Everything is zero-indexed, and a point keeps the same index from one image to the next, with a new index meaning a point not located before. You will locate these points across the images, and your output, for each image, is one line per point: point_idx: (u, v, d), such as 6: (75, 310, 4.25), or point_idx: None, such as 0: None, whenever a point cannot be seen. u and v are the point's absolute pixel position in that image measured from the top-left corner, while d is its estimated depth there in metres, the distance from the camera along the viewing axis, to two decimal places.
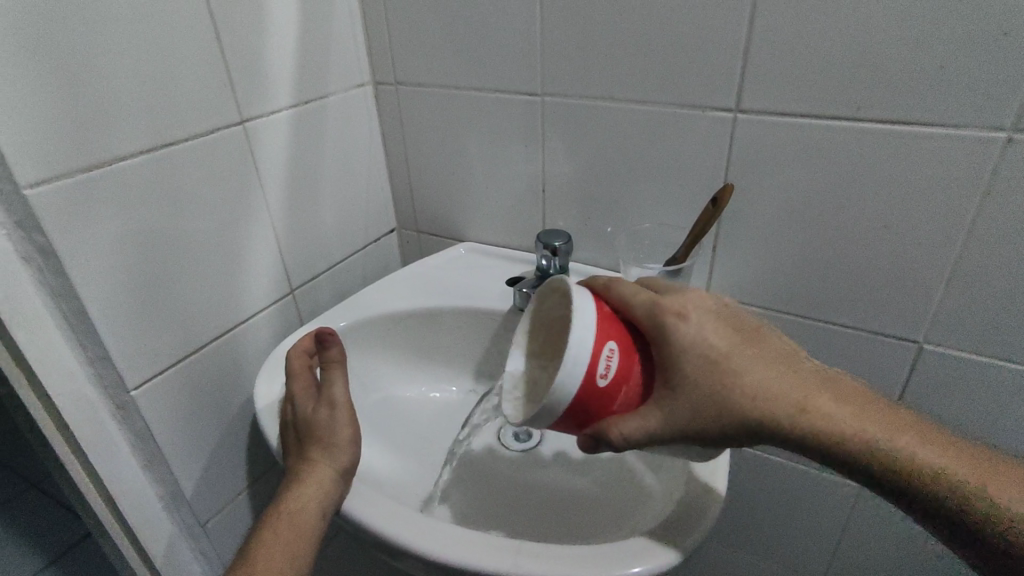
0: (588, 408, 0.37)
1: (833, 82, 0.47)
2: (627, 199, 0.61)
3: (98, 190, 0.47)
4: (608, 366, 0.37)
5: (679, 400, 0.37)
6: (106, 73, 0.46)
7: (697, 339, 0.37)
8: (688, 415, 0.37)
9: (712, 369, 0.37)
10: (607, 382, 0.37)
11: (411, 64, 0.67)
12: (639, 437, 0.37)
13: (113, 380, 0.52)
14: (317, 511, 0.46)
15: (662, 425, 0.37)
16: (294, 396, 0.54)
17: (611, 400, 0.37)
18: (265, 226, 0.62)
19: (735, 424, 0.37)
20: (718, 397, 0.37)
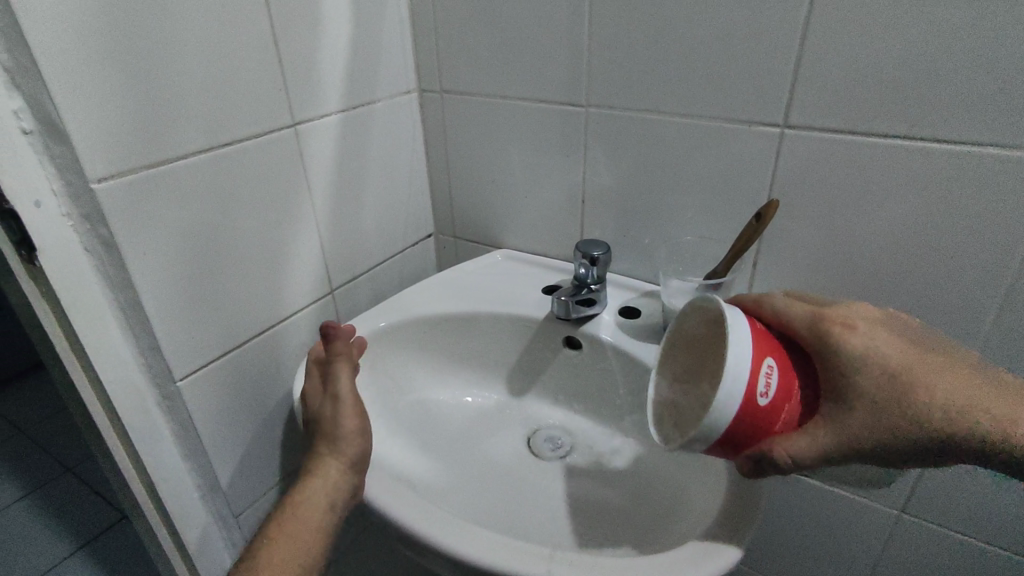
0: (751, 428, 0.36)
1: (884, 100, 0.47)
2: (668, 211, 0.61)
3: (158, 186, 0.49)
4: (768, 384, 0.36)
5: (857, 413, 0.37)
6: (172, 75, 0.48)
7: (868, 349, 0.37)
8: (863, 430, 0.37)
9: (889, 381, 0.37)
10: (769, 402, 0.36)
11: (458, 73, 0.68)
12: (813, 459, 0.36)
13: (162, 370, 0.54)
14: (321, 504, 0.47)
15: (838, 443, 0.36)
16: (307, 392, 0.54)
17: (773, 419, 0.36)
18: (310, 227, 0.64)
19: (908, 436, 0.37)
20: (894, 407, 0.37)
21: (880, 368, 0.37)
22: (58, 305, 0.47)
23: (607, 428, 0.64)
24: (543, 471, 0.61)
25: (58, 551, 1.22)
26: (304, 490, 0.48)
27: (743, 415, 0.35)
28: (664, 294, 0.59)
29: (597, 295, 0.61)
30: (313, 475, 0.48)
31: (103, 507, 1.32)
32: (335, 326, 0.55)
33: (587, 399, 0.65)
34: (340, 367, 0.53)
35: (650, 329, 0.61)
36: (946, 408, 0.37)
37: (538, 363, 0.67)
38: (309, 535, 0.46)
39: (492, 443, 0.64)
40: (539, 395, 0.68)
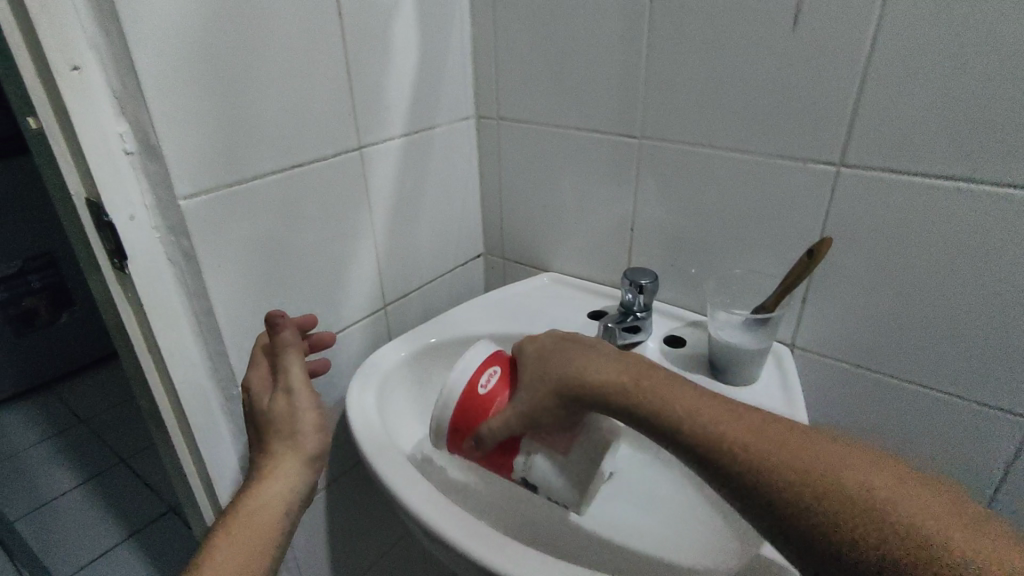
0: (462, 413, 0.46)
1: (946, 144, 0.47)
2: (718, 243, 0.62)
3: (235, 201, 0.52)
4: (488, 379, 0.46)
5: (524, 387, 0.44)
6: (255, 102, 0.51)
7: (537, 348, 0.47)
8: (540, 398, 0.43)
9: (544, 364, 0.45)
10: (486, 397, 0.46)
11: (516, 101, 0.71)
12: (499, 428, 0.44)
13: (227, 373, 0.57)
14: (283, 507, 0.48)
15: (519, 411, 0.43)
16: (248, 387, 0.52)
17: (487, 406, 0.45)
18: (368, 244, 0.67)
19: (578, 406, 0.42)
20: (541, 382, 0.44)
21: (546, 357, 0.46)
22: (140, 309, 0.51)
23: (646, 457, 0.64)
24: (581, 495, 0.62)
25: (108, 538, 1.28)
26: (265, 494, 0.47)
27: (461, 404, 0.46)
28: (712, 325, 0.59)
29: (641, 323, 0.62)
30: (269, 475, 0.48)
31: (152, 499, 1.38)
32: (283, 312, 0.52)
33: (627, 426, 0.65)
34: (293, 359, 0.52)
35: (694, 360, 0.62)
36: (604, 380, 0.42)
37: None
38: (263, 540, 0.45)
39: None
40: None
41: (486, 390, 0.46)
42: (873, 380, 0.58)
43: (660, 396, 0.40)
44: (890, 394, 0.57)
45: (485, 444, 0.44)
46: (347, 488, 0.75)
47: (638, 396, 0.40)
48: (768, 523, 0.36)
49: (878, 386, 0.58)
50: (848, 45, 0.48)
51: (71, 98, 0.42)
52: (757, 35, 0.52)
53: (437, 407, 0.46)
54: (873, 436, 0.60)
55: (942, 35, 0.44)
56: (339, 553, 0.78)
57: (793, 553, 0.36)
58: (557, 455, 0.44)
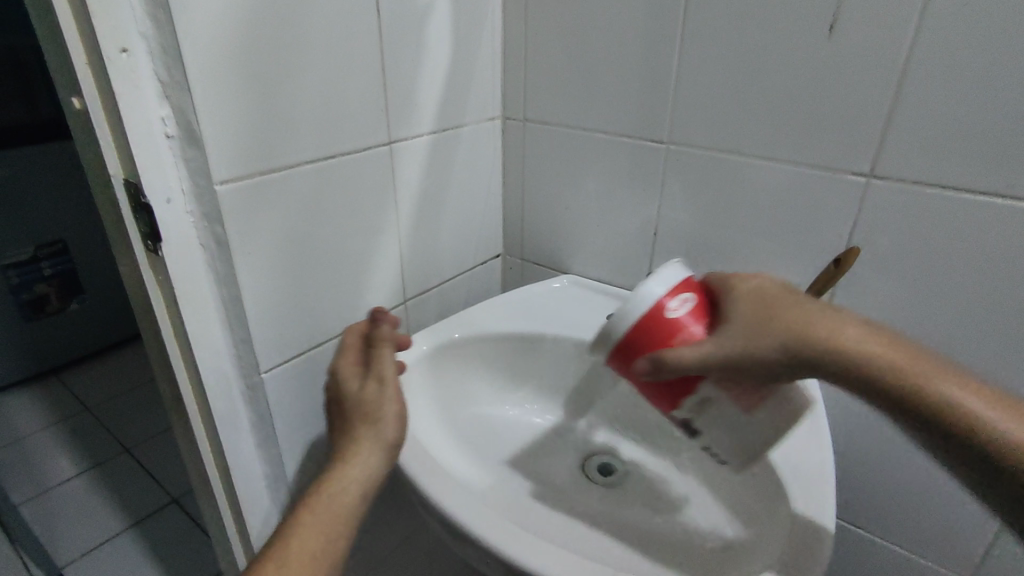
0: (644, 335, 0.43)
1: (978, 158, 0.47)
2: (742, 249, 0.62)
3: (269, 189, 0.53)
4: (679, 305, 0.43)
5: (730, 330, 0.41)
6: (293, 93, 0.52)
7: (746, 292, 0.43)
8: (759, 348, 0.40)
9: (757, 312, 0.41)
10: (674, 321, 0.43)
11: (543, 103, 0.71)
12: (693, 365, 0.40)
13: (251, 361, 0.58)
14: (357, 494, 0.45)
15: (724, 355, 0.40)
16: (340, 372, 0.52)
17: (668, 331, 0.42)
18: (393, 239, 0.67)
19: (795, 366, 0.39)
20: (755, 330, 0.41)
21: (765, 304, 0.42)
22: (170, 293, 0.51)
23: (662, 460, 0.64)
24: (595, 496, 0.61)
25: (112, 525, 1.28)
26: (343, 479, 0.45)
27: (645, 322, 0.43)
28: None
29: None
30: (351, 457, 0.46)
31: (155, 490, 1.37)
32: (396, 316, 0.55)
33: (644, 430, 0.65)
34: (387, 352, 0.52)
35: None
36: (838, 348, 0.39)
37: (596, 389, 0.68)
38: (340, 525, 0.43)
39: (546, 462, 0.65)
40: (595, 421, 0.69)
41: (674, 315, 0.42)
42: None
43: (877, 351, 0.39)
44: None
45: (668, 375, 0.41)
46: None
47: (867, 362, 0.39)
48: (961, 470, 0.37)
49: None
50: (881, 58, 0.49)
51: (118, 82, 0.42)
52: (792, 44, 0.53)
53: (613, 318, 0.44)
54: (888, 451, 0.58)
55: (978, 49, 0.45)
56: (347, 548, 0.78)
57: (986, 497, 0.37)
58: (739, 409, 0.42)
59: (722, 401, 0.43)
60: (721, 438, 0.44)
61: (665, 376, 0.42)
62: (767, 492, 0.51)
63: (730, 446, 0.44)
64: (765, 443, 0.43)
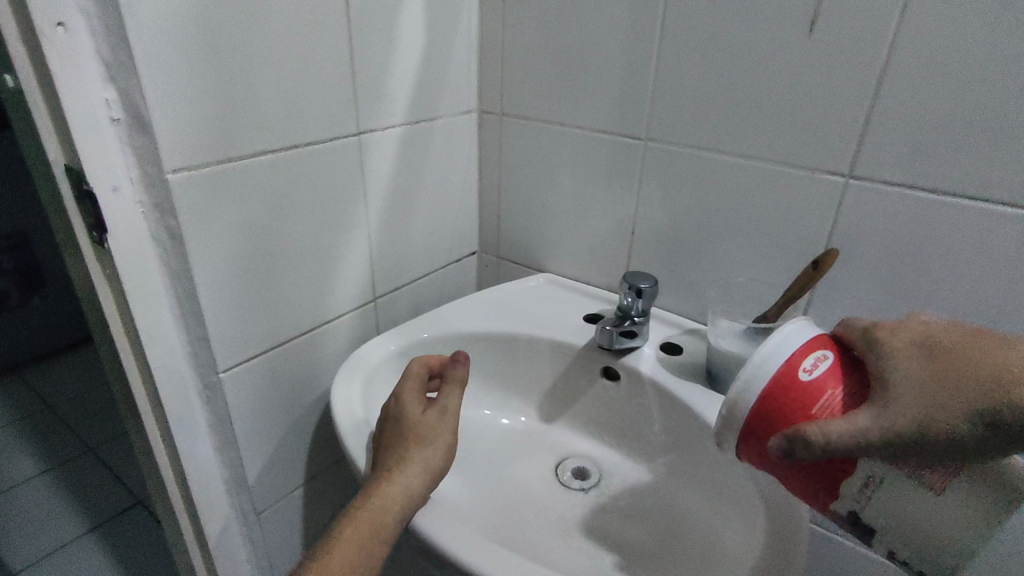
0: (775, 410, 0.36)
1: (957, 158, 0.46)
2: (720, 249, 0.61)
3: (227, 179, 0.50)
4: (815, 365, 0.36)
5: (895, 401, 0.32)
6: (252, 78, 0.49)
7: (908, 348, 0.34)
8: (943, 420, 0.31)
9: (933, 373, 0.33)
10: (812, 385, 0.35)
11: (520, 97, 0.70)
12: (846, 445, 0.32)
13: (208, 360, 0.55)
14: (398, 516, 0.43)
15: (892, 431, 0.31)
16: (403, 393, 0.52)
17: (807, 398, 0.35)
18: (362, 234, 0.65)
19: (982, 435, 0.31)
20: (934, 395, 0.32)
21: (928, 359, 0.34)
22: (119, 287, 0.48)
23: (637, 464, 0.62)
24: (568, 501, 0.60)
25: (73, 528, 1.24)
26: (383, 498, 0.43)
27: (773, 392, 0.36)
28: (711, 334, 0.58)
29: (638, 329, 0.60)
30: (396, 471, 0.45)
31: (118, 492, 1.33)
32: (467, 355, 0.56)
33: (620, 434, 0.64)
34: (456, 388, 0.53)
35: (691, 367, 0.60)
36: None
37: (571, 391, 0.66)
38: (376, 545, 0.42)
39: (519, 466, 0.63)
40: (570, 424, 0.67)
41: (809, 377, 0.35)
42: None
43: None
44: None
45: (815, 458, 0.33)
46: (326, 485, 0.73)
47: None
48: None
49: None
50: (861, 56, 0.48)
51: (54, 57, 0.40)
52: (772, 40, 0.51)
53: (736, 392, 0.37)
54: None
55: (957, 48, 0.44)
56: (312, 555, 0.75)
57: None
58: (926, 489, 0.33)
59: (895, 480, 0.33)
60: (900, 527, 0.35)
61: (807, 458, 0.33)
62: (743, 499, 0.50)
63: (915, 534, 0.35)
64: (964, 526, 0.33)
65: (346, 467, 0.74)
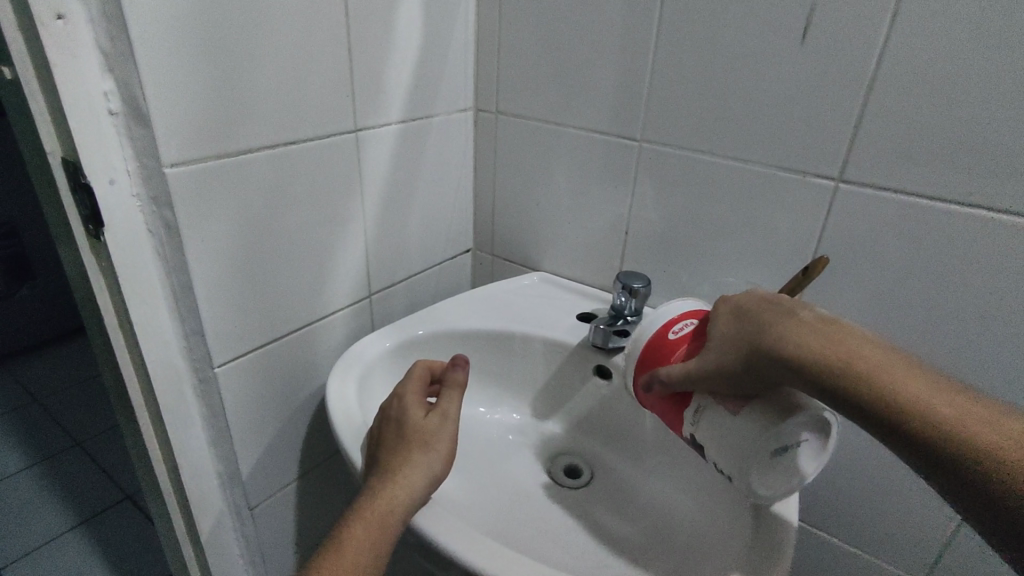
0: (649, 358, 0.46)
1: (946, 165, 0.47)
2: (713, 250, 0.62)
3: (224, 174, 0.50)
4: (683, 327, 0.45)
5: (711, 347, 0.41)
6: (250, 73, 0.50)
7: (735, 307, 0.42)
8: (726, 360, 0.39)
9: (739, 325, 0.40)
10: (677, 342, 0.45)
11: (515, 96, 0.70)
12: (678, 381, 0.42)
13: (202, 354, 0.55)
14: (402, 518, 0.44)
15: (699, 367, 0.41)
16: (404, 394, 0.53)
17: (671, 351, 0.45)
18: (357, 230, 0.65)
19: (757, 373, 0.38)
20: (733, 340, 0.40)
21: (736, 314, 0.41)
22: (114, 279, 0.48)
23: (627, 463, 0.63)
24: (560, 498, 0.60)
25: (61, 523, 1.23)
26: (387, 501, 0.44)
27: (650, 344, 0.46)
28: None
29: (631, 328, 0.61)
30: (402, 474, 0.45)
31: (106, 486, 1.32)
32: (466, 359, 0.56)
33: (611, 432, 0.64)
34: (456, 393, 0.53)
35: None
36: (800, 354, 0.36)
37: (563, 389, 0.67)
38: (379, 546, 0.43)
39: (511, 463, 0.64)
40: (563, 422, 0.68)
41: (677, 335, 0.45)
42: None
43: (830, 350, 0.36)
44: None
45: (661, 389, 0.44)
46: (318, 481, 0.73)
47: (828, 361, 0.35)
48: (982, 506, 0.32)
49: None
50: (853, 62, 0.49)
51: (52, 48, 0.40)
52: (766, 44, 0.52)
53: (631, 351, 0.48)
54: (855, 460, 0.58)
55: (948, 55, 0.45)
56: (305, 550, 0.75)
57: None
58: (731, 414, 0.40)
59: (713, 409, 0.41)
60: (722, 440, 0.41)
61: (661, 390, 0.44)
62: (731, 496, 0.50)
63: (730, 458, 0.41)
64: (766, 450, 0.39)
65: (339, 463, 0.75)
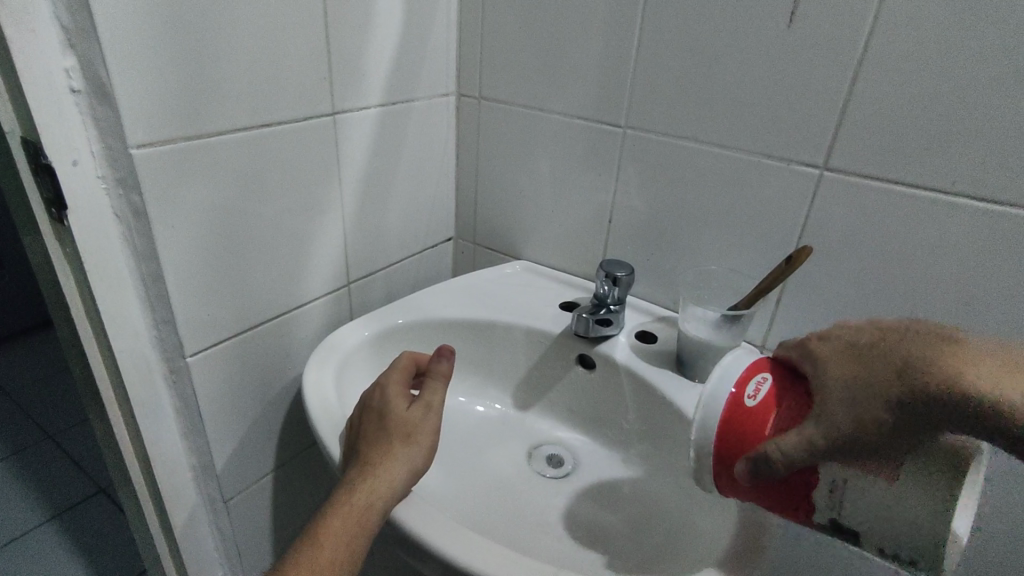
0: (738, 439, 0.37)
1: (927, 154, 0.47)
2: (696, 240, 0.61)
3: (195, 157, 0.48)
4: (757, 389, 0.39)
5: (828, 402, 0.34)
6: (221, 52, 0.48)
7: (838, 349, 0.36)
8: (856, 413, 0.32)
9: (857, 369, 0.34)
10: (761, 409, 0.38)
11: (498, 81, 0.69)
12: (803, 453, 0.34)
13: (173, 344, 0.53)
14: (383, 511, 0.43)
15: (821, 430, 0.33)
16: (388, 384, 0.52)
17: (761, 420, 0.37)
18: (335, 217, 0.64)
19: (898, 416, 0.31)
20: (858, 386, 0.33)
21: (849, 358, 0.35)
22: (80, 265, 0.46)
23: (609, 452, 0.63)
24: (541, 488, 0.60)
25: (27, 520, 1.19)
26: (369, 492, 0.43)
27: (731, 419, 0.38)
28: (680, 319, 0.58)
29: (614, 316, 0.61)
30: (384, 466, 0.45)
31: (79, 479, 1.29)
32: (452, 349, 0.55)
33: (593, 421, 0.64)
34: (440, 384, 0.52)
35: (664, 356, 0.60)
36: (954, 387, 0.30)
37: (545, 379, 0.66)
38: (359, 538, 0.42)
39: (494, 453, 0.63)
40: (545, 412, 0.67)
41: (757, 403, 0.38)
42: None
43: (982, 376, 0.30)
44: None
45: (780, 472, 0.34)
46: (296, 473, 0.72)
47: (999, 393, 0.29)
48: None
49: None
50: (836, 50, 0.48)
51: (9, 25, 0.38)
52: (751, 30, 0.52)
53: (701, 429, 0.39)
54: None
55: (931, 43, 0.45)
56: (282, 542, 0.74)
57: None
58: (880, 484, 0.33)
59: (858, 481, 0.34)
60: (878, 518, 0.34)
61: (777, 473, 0.35)
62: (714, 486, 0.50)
63: (897, 532, 0.34)
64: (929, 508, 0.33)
65: (317, 454, 0.73)
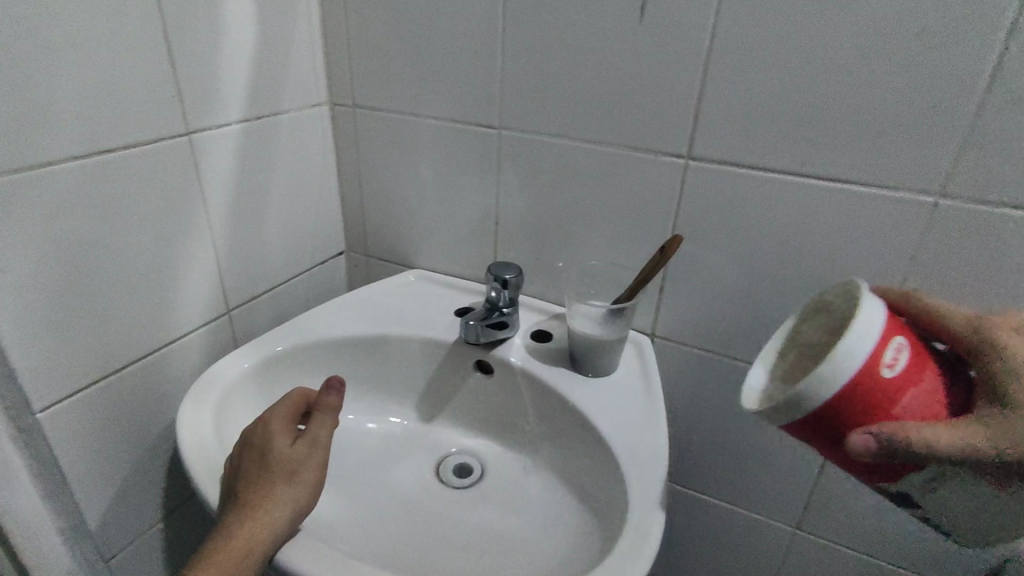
0: (865, 405, 0.34)
1: (775, 140, 0.50)
2: (580, 235, 0.62)
3: (20, 191, 0.43)
4: (895, 357, 0.35)
5: (996, 419, 0.33)
6: (40, 74, 0.43)
7: None
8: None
9: None
10: (893, 379, 0.34)
11: (371, 88, 0.67)
12: (951, 454, 0.33)
13: (18, 401, 0.47)
14: (262, 557, 0.40)
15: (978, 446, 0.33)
16: (273, 419, 0.49)
17: (892, 395, 0.34)
18: (203, 243, 0.59)
19: None
20: None
21: None
22: None
23: (515, 455, 0.63)
24: (448, 502, 0.58)
25: None
26: (248, 538, 0.40)
27: (861, 387, 0.34)
28: (569, 315, 0.58)
29: (508, 319, 0.60)
30: (265, 507, 0.42)
31: None
32: (341, 380, 0.53)
33: (498, 426, 0.64)
34: (328, 418, 0.50)
35: (558, 354, 0.61)
36: None
37: (446, 388, 0.65)
38: None
39: (394, 472, 0.61)
40: (449, 422, 0.66)
41: (895, 373, 0.34)
42: (720, 364, 0.60)
43: None
44: (737, 379, 0.60)
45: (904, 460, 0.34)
46: (189, 519, 0.67)
47: None
48: None
49: (723, 370, 0.60)
50: (687, 43, 0.50)
51: None
52: (608, 28, 0.52)
53: (824, 373, 0.35)
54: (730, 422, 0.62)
55: (767, 35, 0.47)
56: None
57: None
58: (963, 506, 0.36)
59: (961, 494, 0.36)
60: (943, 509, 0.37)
61: (900, 458, 0.34)
62: (608, 480, 0.51)
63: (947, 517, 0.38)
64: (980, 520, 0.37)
65: None
